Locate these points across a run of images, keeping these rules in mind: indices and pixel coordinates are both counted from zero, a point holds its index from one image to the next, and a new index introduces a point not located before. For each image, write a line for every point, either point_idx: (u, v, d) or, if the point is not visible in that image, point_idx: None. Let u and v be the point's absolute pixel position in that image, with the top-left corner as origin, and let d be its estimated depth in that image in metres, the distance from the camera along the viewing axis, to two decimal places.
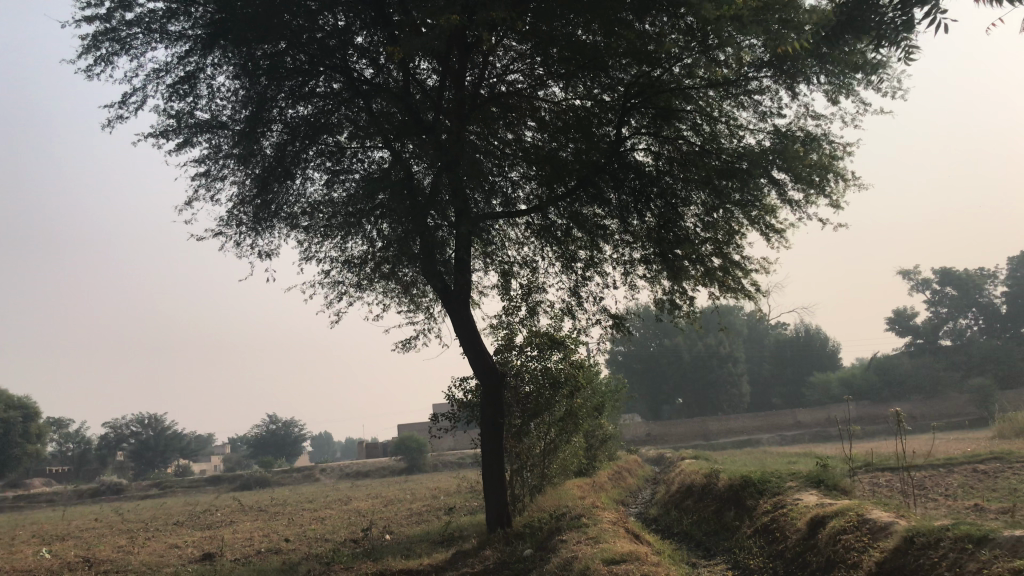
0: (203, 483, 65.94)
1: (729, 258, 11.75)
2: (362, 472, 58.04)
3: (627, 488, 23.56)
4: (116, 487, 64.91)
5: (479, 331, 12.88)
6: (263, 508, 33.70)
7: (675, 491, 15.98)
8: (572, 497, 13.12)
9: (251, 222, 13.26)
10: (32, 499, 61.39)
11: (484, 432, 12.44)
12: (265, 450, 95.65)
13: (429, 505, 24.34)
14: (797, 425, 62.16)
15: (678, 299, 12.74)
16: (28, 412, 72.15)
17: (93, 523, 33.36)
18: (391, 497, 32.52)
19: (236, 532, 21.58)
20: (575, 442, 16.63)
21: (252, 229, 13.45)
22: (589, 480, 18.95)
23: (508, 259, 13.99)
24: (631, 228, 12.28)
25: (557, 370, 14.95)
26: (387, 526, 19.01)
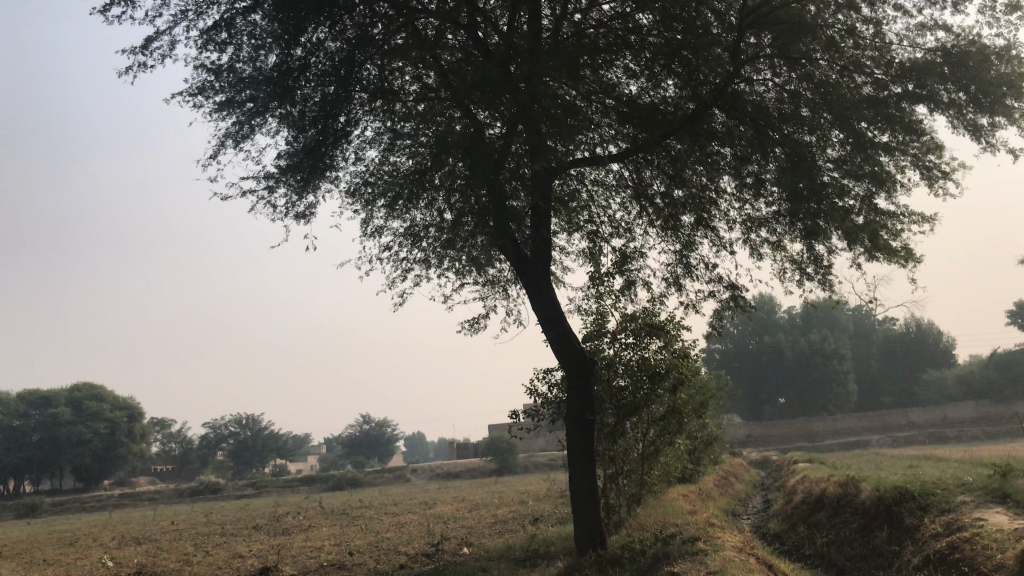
0: (296, 483, 65.86)
1: (879, 213, 9.33)
2: (452, 472, 56.71)
3: (735, 496, 21.02)
4: (214, 486, 65.41)
5: (563, 309, 10.76)
6: (349, 511, 32.37)
7: (799, 504, 13.52)
8: (679, 511, 10.85)
9: (300, 191, 11.50)
10: (135, 498, 62.32)
11: (571, 433, 10.28)
12: (358, 451, 95.75)
13: (517, 511, 22.35)
14: (909, 426, 57.60)
15: (809, 268, 10.36)
16: (132, 413, 73.50)
17: (184, 524, 32.67)
18: (479, 500, 30.79)
19: (311, 540, 20.08)
20: (680, 445, 14.37)
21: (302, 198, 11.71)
22: (695, 488, 16.61)
23: (597, 227, 11.90)
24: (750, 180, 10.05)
25: (658, 360, 12.78)
26: (467, 536, 17.10)
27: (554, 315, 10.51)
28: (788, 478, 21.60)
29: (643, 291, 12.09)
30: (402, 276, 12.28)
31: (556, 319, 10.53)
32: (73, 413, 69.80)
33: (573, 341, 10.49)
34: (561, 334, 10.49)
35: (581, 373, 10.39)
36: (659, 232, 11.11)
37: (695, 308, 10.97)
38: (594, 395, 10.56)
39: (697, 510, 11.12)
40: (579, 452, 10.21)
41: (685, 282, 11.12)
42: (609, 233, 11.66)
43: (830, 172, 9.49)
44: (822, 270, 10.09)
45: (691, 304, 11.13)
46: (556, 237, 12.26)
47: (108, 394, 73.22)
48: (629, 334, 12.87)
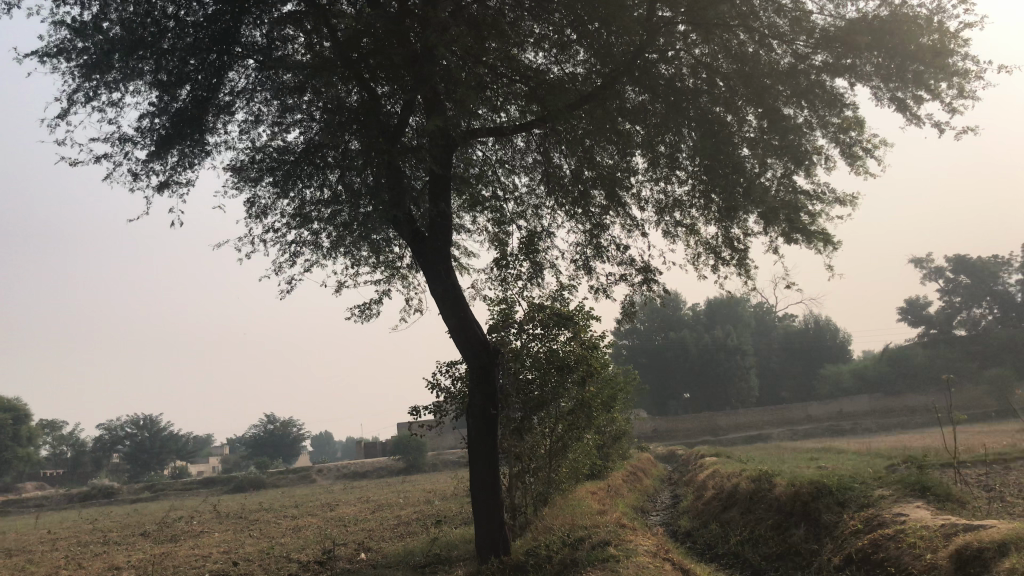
0: (196, 486, 63.05)
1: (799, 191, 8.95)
2: (360, 472, 55.21)
3: (643, 492, 20.63)
4: (106, 490, 62.08)
5: (464, 296, 9.90)
6: (249, 515, 30.76)
7: (710, 500, 13.08)
8: (588, 510, 10.21)
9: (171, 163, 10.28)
10: (19, 504, 58.52)
11: (472, 431, 9.44)
12: (262, 451, 92.73)
13: (421, 512, 21.42)
14: (808, 420, 59.11)
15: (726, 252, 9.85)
16: (16, 414, 69.12)
17: (68, 533, 30.40)
18: (383, 501, 29.69)
19: (198, 549, 18.67)
20: (588, 441, 13.76)
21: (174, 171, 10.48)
22: (604, 486, 16.01)
23: (501, 210, 11.18)
24: (665, 157, 9.63)
25: (567, 352, 12.34)
26: (367, 540, 16.10)
27: (455, 300, 9.67)
28: (696, 473, 21.34)
29: (552, 278, 11.43)
30: (290, 258, 11.24)
31: (458, 305, 9.69)
32: None
33: (476, 328, 9.66)
34: (463, 320, 9.65)
35: (483, 363, 9.56)
36: (569, 213, 10.43)
37: (607, 295, 10.36)
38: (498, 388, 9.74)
39: (606, 510, 10.48)
40: (480, 448, 9.41)
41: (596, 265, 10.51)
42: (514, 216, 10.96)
43: (748, 150, 9.03)
44: (739, 254, 9.58)
45: (603, 289, 10.50)
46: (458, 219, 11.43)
47: None
48: (537, 326, 12.29)
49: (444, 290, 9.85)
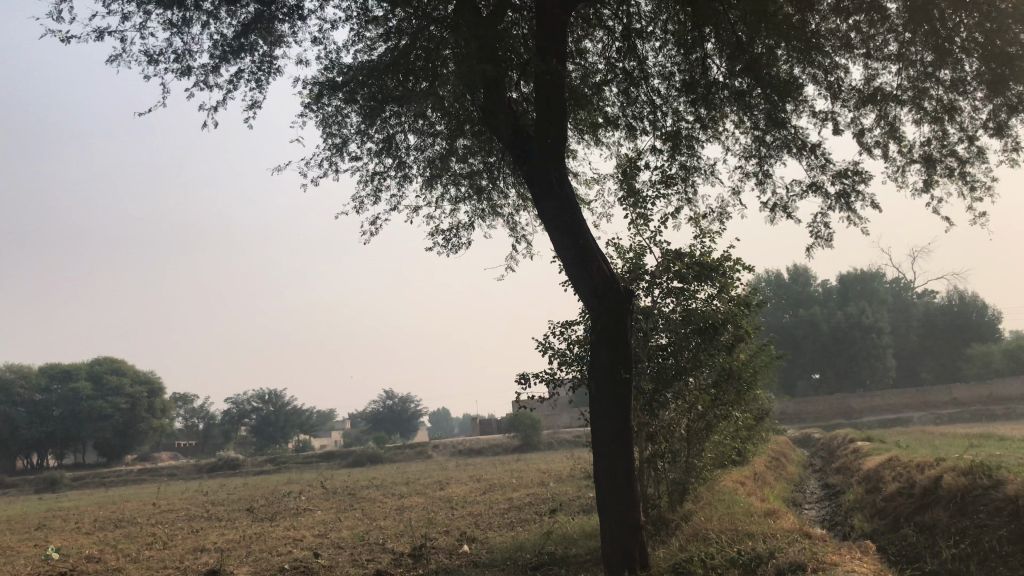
0: (316, 459, 63.42)
1: None
2: (475, 449, 53.91)
3: (788, 480, 17.85)
4: (233, 462, 63.13)
5: (586, 220, 7.52)
6: (357, 492, 29.42)
7: (894, 496, 10.38)
8: (750, 512, 7.83)
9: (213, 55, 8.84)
10: (153, 473, 60.08)
11: (600, 398, 7.18)
12: (379, 427, 93.28)
13: (535, 496, 19.31)
14: (952, 403, 53.84)
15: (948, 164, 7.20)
16: (152, 386, 71.43)
17: (178, 506, 29.80)
18: (496, 480, 27.85)
19: (294, 530, 17.11)
20: (737, 420, 11.27)
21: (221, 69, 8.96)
22: (749, 474, 13.49)
23: (636, 119, 9.20)
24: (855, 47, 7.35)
25: (712, 310, 10.10)
26: (474, 527, 14.13)
27: (571, 225, 7.35)
28: (851, 460, 18.37)
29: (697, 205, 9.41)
30: (368, 186, 9.56)
31: (577, 233, 7.34)
32: (93, 386, 67.46)
33: (601, 267, 7.30)
34: (584, 252, 7.29)
35: (611, 309, 7.21)
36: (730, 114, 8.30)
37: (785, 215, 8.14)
38: (632, 336, 7.37)
39: (775, 511, 8.04)
40: (606, 429, 7.14)
41: (771, 177, 8.36)
42: (656, 123, 9.02)
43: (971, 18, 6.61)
44: (966, 160, 6.90)
45: (778, 208, 8.24)
46: (589, 133, 9.59)
47: (127, 368, 71.07)
48: (671, 280, 10.25)
49: (558, 207, 7.47)
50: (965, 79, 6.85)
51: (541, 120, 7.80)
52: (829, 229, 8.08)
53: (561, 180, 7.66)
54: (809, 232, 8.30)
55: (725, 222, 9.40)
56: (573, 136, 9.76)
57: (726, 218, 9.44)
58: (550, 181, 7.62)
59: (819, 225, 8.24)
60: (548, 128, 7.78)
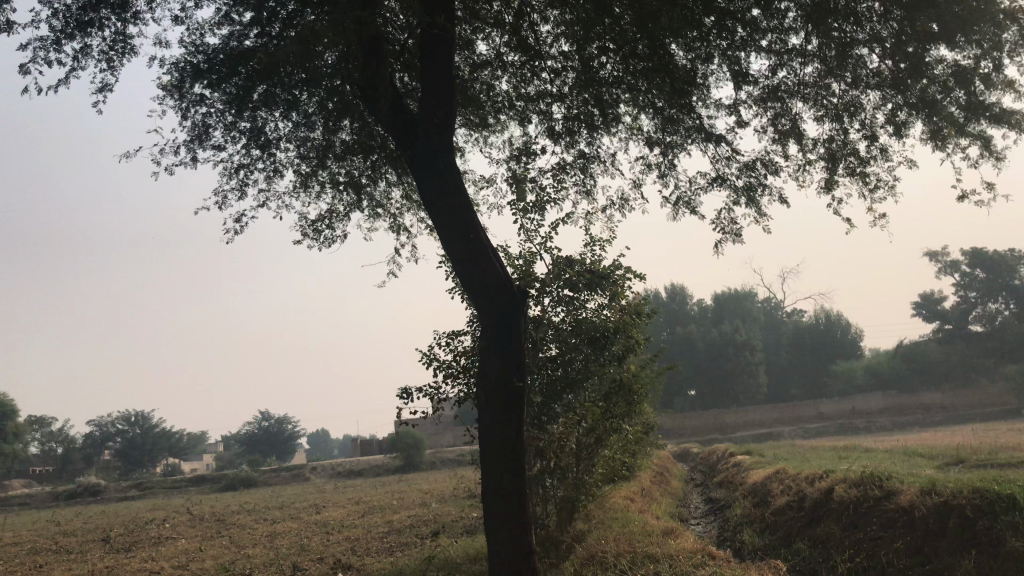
0: (185, 483, 60.05)
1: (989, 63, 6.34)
2: (355, 469, 52.27)
3: (674, 495, 17.69)
4: (93, 488, 59.04)
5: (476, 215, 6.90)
6: (227, 518, 27.63)
7: (784, 509, 10.19)
8: (647, 534, 7.35)
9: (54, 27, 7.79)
10: (2, 502, 55.32)
11: (491, 411, 6.55)
12: (255, 449, 89.58)
13: (418, 517, 18.46)
14: (819, 417, 56.06)
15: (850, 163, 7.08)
16: (3, 409, 65.99)
17: (25, 538, 27.22)
18: (376, 502, 26.74)
19: (152, 562, 15.66)
20: (627, 433, 10.81)
21: (63, 43, 7.91)
22: (637, 490, 13.16)
23: (530, 110, 8.87)
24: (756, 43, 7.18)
25: (602, 320, 9.75)
26: (351, 554, 13.22)
27: (461, 219, 6.70)
28: (734, 474, 18.39)
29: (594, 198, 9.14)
30: (236, 180, 8.70)
31: (466, 229, 6.69)
32: None
33: (493, 266, 6.70)
34: (475, 250, 6.67)
35: (504, 312, 6.65)
36: (628, 110, 8.10)
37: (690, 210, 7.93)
38: (525, 342, 6.81)
39: (672, 530, 7.70)
40: (496, 444, 6.52)
41: (673, 168, 8.19)
42: (552, 114, 8.70)
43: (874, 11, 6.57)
44: (868, 160, 6.75)
45: (681, 203, 8.13)
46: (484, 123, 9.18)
47: None
48: (562, 288, 9.76)
49: (445, 197, 6.76)
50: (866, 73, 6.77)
51: (427, 100, 6.96)
52: (735, 223, 7.91)
53: (449, 165, 6.93)
54: (714, 228, 8.10)
55: (624, 215, 9.14)
56: (462, 128, 9.29)
57: (624, 210, 9.19)
58: (435, 164, 6.88)
59: (724, 220, 8.02)
60: (435, 108, 6.95)
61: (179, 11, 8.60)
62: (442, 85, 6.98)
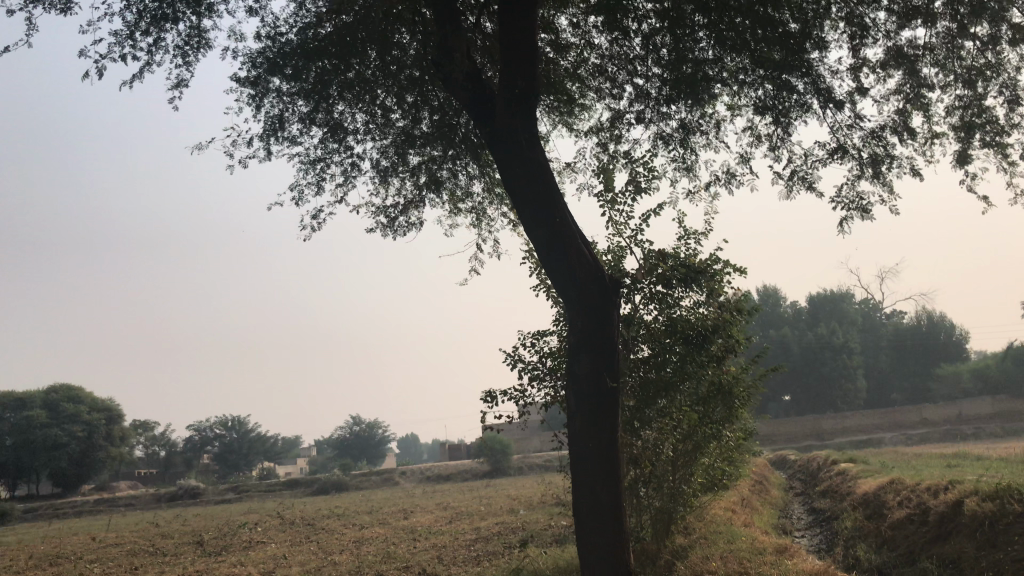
0: (280, 487, 61.22)
1: None
2: (444, 475, 52.27)
3: (774, 506, 16.72)
4: (193, 491, 60.73)
5: (563, 198, 6.37)
6: (318, 522, 27.78)
7: (903, 523, 9.31)
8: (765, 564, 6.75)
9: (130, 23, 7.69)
10: (110, 503, 57.52)
11: (582, 411, 6.01)
12: (346, 454, 90.97)
13: (506, 525, 17.97)
14: (923, 423, 53.31)
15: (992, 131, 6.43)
16: (110, 414, 68.56)
17: (127, 539, 27.88)
18: (464, 508, 26.38)
19: (241, 567, 15.60)
20: (727, 440, 10.08)
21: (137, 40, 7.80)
22: (737, 502, 12.35)
23: (620, 89, 8.36)
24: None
25: (699, 319, 9.06)
26: (438, 563, 12.83)
27: (547, 204, 6.18)
28: (838, 484, 17.30)
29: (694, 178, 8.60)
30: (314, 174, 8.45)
31: (552, 210, 6.17)
32: (49, 414, 64.44)
33: (581, 251, 6.16)
34: (562, 234, 6.13)
35: (594, 302, 6.10)
36: (725, 88, 7.51)
37: (808, 188, 7.39)
38: (617, 333, 6.25)
39: (786, 550, 7.56)
40: (586, 448, 5.97)
41: (786, 141, 7.62)
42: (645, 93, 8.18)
43: None
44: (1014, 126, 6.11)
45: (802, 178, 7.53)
46: (574, 107, 8.72)
47: (85, 396, 68.23)
48: (654, 284, 9.15)
49: (527, 178, 6.25)
50: (1003, 32, 6.11)
51: (508, 68, 6.31)
52: (862, 200, 7.28)
53: (530, 141, 6.36)
54: (837, 206, 7.51)
55: (731, 193, 8.53)
56: (545, 112, 8.83)
57: (730, 187, 8.58)
58: (519, 140, 6.28)
59: (848, 195, 7.40)
60: (515, 78, 6.30)
61: (253, 3, 8.42)
62: (525, 50, 6.32)
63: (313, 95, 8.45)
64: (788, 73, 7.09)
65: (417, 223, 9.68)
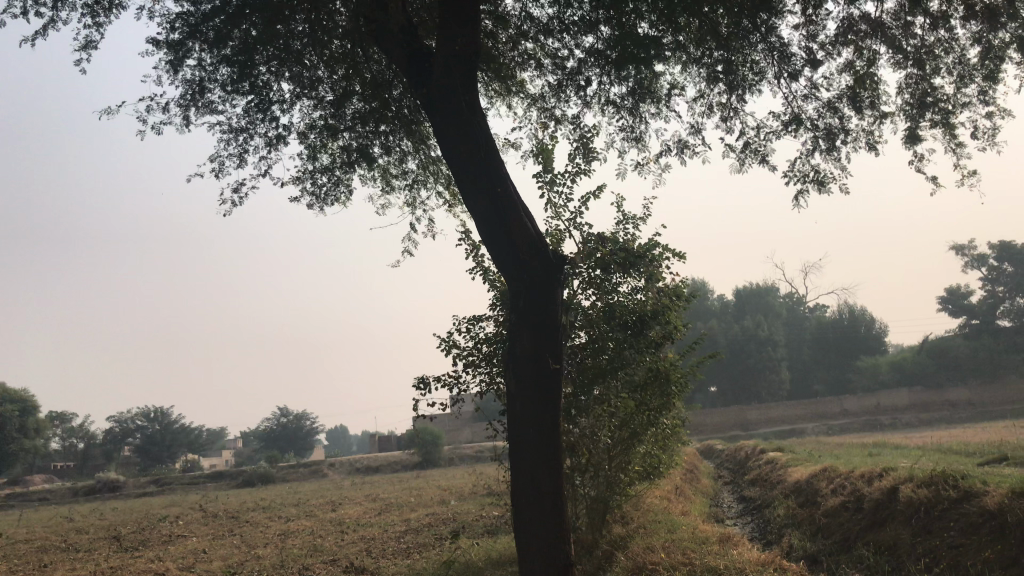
0: (204, 479, 59.61)
1: None
2: (373, 466, 51.58)
3: (705, 495, 16.73)
4: (113, 484, 58.65)
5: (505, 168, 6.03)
6: (243, 514, 26.94)
7: (838, 511, 9.27)
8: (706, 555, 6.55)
9: None
10: (21, 498, 55.07)
11: (523, 394, 5.70)
12: (273, 445, 89.18)
13: (437, 516, 17.62)
14: (844, 414, 54.74)
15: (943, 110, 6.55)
16: (24, 405, 65.68)
17: (39, 534, 26.61)
18: (394, 499, 25.92)
19: (158, 562, 14.91)
20: (664, 429, 9.91)
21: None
22: (670, 490, 12.25)
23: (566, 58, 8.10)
24: None
25: (638, 304, 8.85)
26: (365, 556, 12.41)
27: (488, 173, 5.83)
28: (768, 472, 17.42)
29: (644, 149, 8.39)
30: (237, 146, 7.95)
31: (495, 181, 5.83)
32: None
33: (525, 226, 5.84)
34: (505, 206, 5.79)
35: (538, 279, 5.79)
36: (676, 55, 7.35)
37: (763, 164, 7.36)
38: (561, 313, 5.95)
39: (728, 539, 7.40)
40: (526, 434, 5.69)
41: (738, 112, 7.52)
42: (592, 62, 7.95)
43: None
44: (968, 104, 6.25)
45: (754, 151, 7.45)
46: (517, 77, 8.43)
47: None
48: (594, 268, 8.91)
49: (468, 144, 5.87)
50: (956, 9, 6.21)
51: (448, 25, 5.94)
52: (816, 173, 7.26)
53: (471, 105, 6.02)
54: (788, 181, 7.48)
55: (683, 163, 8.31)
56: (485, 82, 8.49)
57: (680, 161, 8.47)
58: (460, 105, 5.92)
59: (800, 169, 7.37)
60: (455, 35, 5.95)
61: None
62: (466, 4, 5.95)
63: (236, 63, 7.93)
64: (741, 41, 7.10)
65: (348, 197, 9.23)
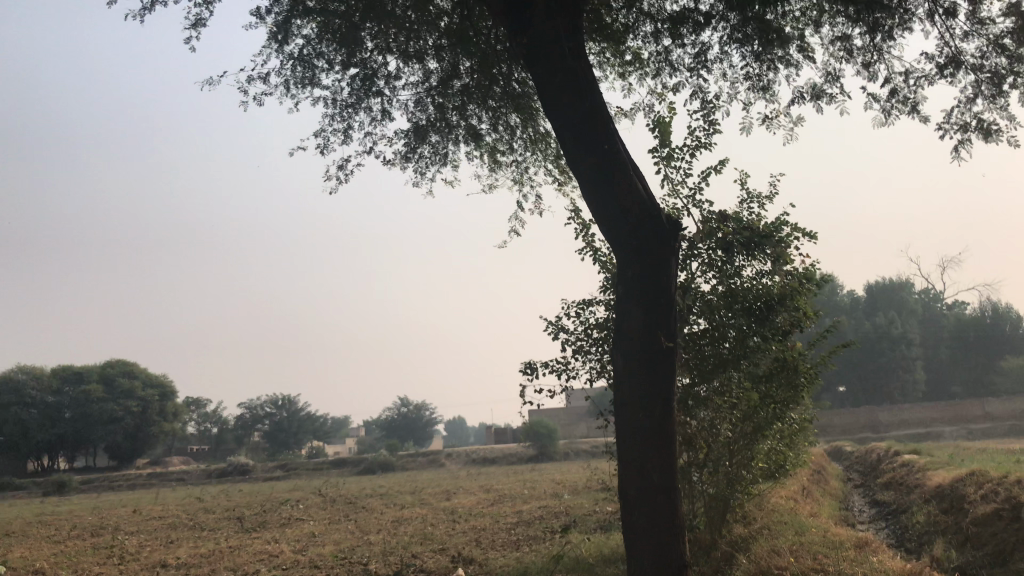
0: (326, 466, 61.45)
1: None
2: (489, 458, 51.76)
3: (834, 498, 15.67)
4: (243, 467, 61.19)
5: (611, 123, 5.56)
6: (361, 500, 27.32)
7: (990, 519, 8.33)
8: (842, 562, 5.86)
9: None
10: (161, 478, 58.16)
11: (631, 373, 5.20)
12: (392, 435, 91.18)
13: (549, 510, 17.20)
14: (986, 418, 51.13)
15: None
16: (164, 391, 69.36)
17: (171, 513, 27.78)
18: (507, 491, 25.69)
19: (274, 544, 15.12)
20: (792, 424, 9.16)
21: None
22: (795, 490, 11.43)
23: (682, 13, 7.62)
24: None
25: (764, 288, 8.15)
26: (474, 547, 12.13)
27: (594, 130, 5.39)
28: (904, 476, 16.17)
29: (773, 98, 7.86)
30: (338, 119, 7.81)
31: (600, 138, 5.37)
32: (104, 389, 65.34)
33: (633, 187, 5.34)
34: (611, 165, 5.32)
35: (648, 245, 5.27)
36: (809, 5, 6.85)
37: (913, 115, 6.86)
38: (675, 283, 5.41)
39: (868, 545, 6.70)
40: (633, 417, 5.19)
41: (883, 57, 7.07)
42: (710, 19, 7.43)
43: None
44: None
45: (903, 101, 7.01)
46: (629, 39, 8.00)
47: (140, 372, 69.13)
48: (714, 249, 8.30)
49: (571, 95, 5.45)
50: None
51: None
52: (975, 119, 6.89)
53: (576, 53, 5.59)
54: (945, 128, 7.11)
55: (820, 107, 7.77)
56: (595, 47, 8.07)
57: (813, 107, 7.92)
58: (563, 52, 5.51)
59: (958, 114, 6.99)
60: None
61: None
62: None
63: (338, 36, 7.75)
64: None
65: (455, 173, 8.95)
